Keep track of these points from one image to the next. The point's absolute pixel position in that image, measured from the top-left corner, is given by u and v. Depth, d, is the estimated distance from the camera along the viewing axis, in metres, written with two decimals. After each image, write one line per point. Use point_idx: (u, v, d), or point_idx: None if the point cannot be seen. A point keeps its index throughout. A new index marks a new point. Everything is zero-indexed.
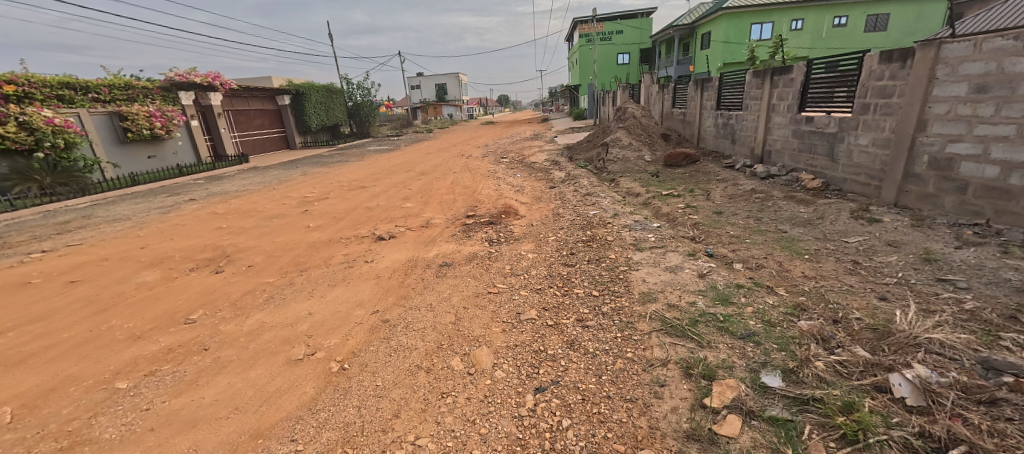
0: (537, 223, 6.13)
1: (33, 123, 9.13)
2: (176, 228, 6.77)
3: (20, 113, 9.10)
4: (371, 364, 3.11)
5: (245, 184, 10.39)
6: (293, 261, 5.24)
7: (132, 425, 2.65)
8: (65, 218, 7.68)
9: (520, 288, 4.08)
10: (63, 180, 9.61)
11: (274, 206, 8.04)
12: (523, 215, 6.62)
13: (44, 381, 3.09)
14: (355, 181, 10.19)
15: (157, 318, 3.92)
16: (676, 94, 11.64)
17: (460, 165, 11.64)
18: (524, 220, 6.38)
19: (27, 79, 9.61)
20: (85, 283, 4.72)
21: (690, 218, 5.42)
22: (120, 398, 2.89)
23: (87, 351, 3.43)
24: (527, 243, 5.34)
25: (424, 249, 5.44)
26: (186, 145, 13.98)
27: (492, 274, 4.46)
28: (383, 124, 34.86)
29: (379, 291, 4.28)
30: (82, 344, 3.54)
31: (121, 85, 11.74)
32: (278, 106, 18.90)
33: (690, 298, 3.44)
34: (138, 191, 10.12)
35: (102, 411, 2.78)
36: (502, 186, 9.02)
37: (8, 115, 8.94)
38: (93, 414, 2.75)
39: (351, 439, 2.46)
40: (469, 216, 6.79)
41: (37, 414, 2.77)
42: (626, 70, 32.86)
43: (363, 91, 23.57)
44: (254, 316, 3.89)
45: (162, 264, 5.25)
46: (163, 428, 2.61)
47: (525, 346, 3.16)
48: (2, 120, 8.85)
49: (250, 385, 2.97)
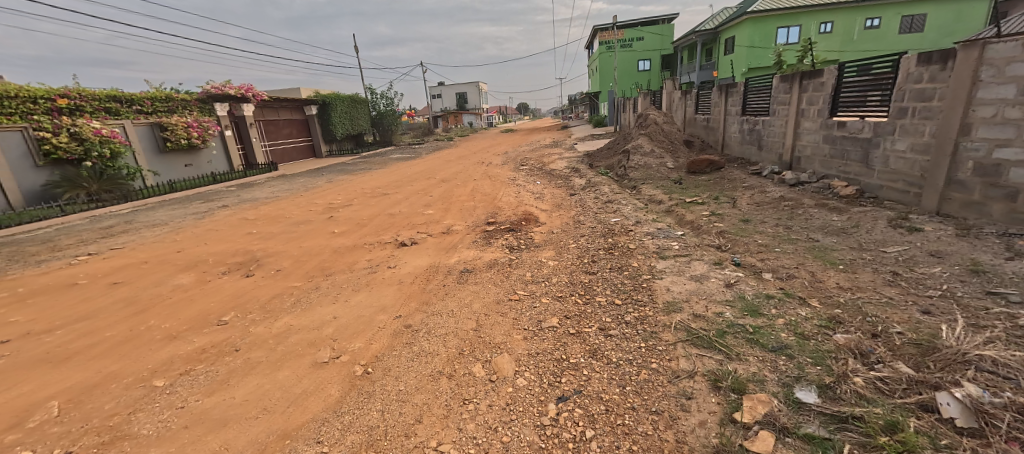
0: (557, 231, 6.10)
1: (83, 134, 9.74)
2: (211, 233, 7.03)
3: (72, 125, 9.76)
4: (394, 368, 3.14)
5: (274, 191, 10.69)
6: (319, 266, 5.36)
7: (168, 422, 2.73)
8: (109, 223, 8.08)
9: (541, 296, 4.05)
10: (109, 187, 10.06)
11: (301, 213, 8.28)
12: (544, 222, 6.62)
13: (87, 378, 3.23)
14: (378, 188, 10.36)
15: (191, 319, 4.06)
16: (699, 100, 11.47)
17: (479, 173, 11.72)
18: (545, 227, 6.37)
19: (77, 92, 10.29)
20: (126, 285, 4.94)
21: (715, 226, 5.29)
22: (156, 396, 2.99)
23: (127, 350, 3.58)
24: (548, 250, 5.32)
25: (444, 255, 5.49)
26: (220, 154, 14.51)
27: (513, 281, 4.45)
28: (405, 131, 35.53)
29: (401, 297, 4.33)
30: (123, 343, 3.70)
31: (162, 98, 12.39)
32: (306, 116, 19.50)
33: (717, 308, 3.34)
34: (176, 197, 10.58)
35: (141, 407, 2.89)
36: (522, 193, 9.04)
37: (61, 127, 9.65)
38: (132, 410, 2.86)
39: (375, 443, 2.47)
40: (490, 223, 6.82)
41: (81, 409, 2.89)
42: (647, 75, 32.58)
43: (387, 100, 24.06)
44: (282, 319, 3.98)
45: (196, 267, 5.45)
46: (196, 426, 2.69)
47: (547, 354, 3.13)
48: (56, 131, 9.58)
49: (277, 386, 3.03)
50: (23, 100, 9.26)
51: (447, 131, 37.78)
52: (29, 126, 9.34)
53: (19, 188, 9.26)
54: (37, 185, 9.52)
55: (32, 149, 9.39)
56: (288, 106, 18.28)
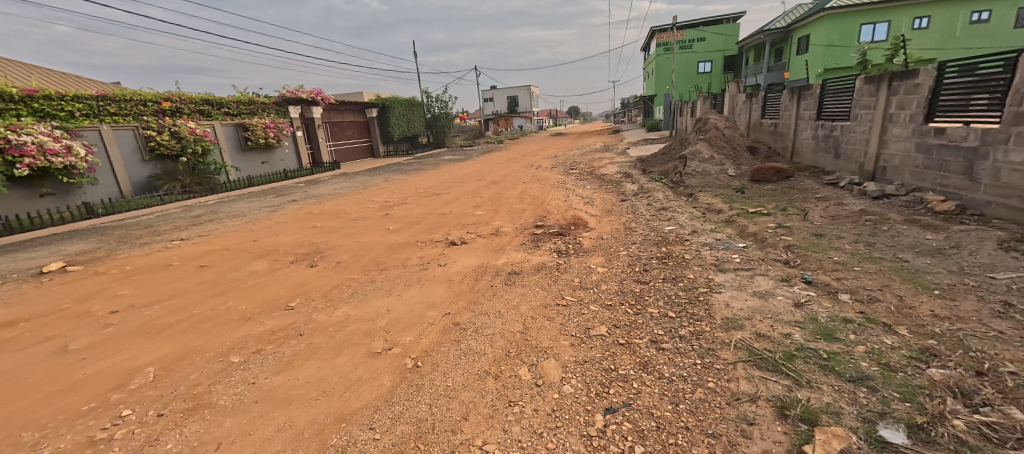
0: (608, 237, 5.97)
1: (181, 133, 11.11)
2: (281, 225, 7.59)
3: (173, 125, 11.12)
4: (443, 364, 3.21)
5: (337, 188, 11.35)
6: (375, 260, 5.61)
7: (242, 396, 2.97)
8: (198, 212, 8.96)
9: (590, 303, 3.97)
10: (199, 180, 11.08)
11: (360, 209, 8.72)
12: (594, 227, 6.50)
13: (177, 349, 3.59)
14: (430, 188, 10.68)
15: (263, 303, 4.40)
16: (766, 103, 10.78)
17: (529, 176, 11.74)
18: (594, 232, 6.25)
19: (179, 96, 11.57)
20: (210, 269, 5.45)
21: (782, 239, 4.92)
22: (233, 371, 3.26)
23: (209, 327, 3.94)
24: (597, 256, 5.22)
25: (492, 256, 5.54)
26: (292, 152, 15.62)
27: (561, 286, 4.40)
28: (457, 134, 36.35)
29: (450, 294, 4.42)
30: (207, 320, 4.08)
31: (246, 101, 13.62)
32: (367, 118, 20.49)
33: (785, 329, 3.10)
34: (253, 191, 11.53)
35: (219, 380, 3.16)
36: (571, 197, 8.93)
37: (165, 126, 10.98)
38: (212, 382, 3.13)
39: (423, 436, 2.54)
40: (537, 227, 6.80)
41: (172, 376, 3.22)
42: (708, 78, 31.13)
43: (442, 104, 24.79)
44: (341, 308, 4.21)
45: (269, 255, 5.91)
46: (264, 402, 2.90)
47: (594, 363, 3.06)
48: (160, 131, 10.90)
49: (335, 371, 3.20)
50: (136, 103, 10.55)
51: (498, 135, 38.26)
52: (140, 126, 10.62)
53: (130, 179, 10.53)
54: (142, 177, 10.77)
55: (141, 146, 10.66)
56: (352, 108, 19.37)
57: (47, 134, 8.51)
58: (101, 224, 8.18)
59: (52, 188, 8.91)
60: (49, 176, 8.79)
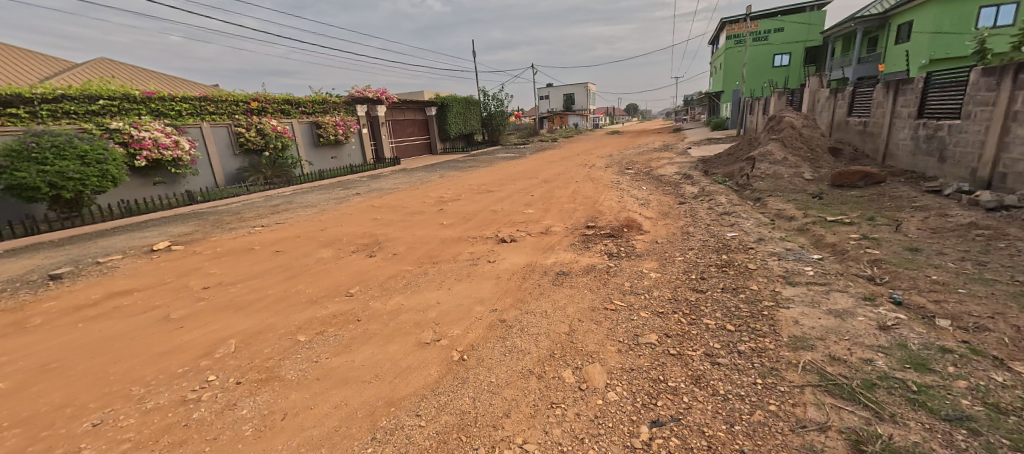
0: (663, 241, 5.69)
1: (266, 130, 12.12)
2: (345, 216, 8.07)
3: (259, 123, 12.14)
4: (488, 359, 3.21)
5: (396, 183, 11.80)
6: (427, 254, 5.80)
7: (306, 372, 3.24)
8: (276, 202, 9.68)
9: (640, 309, 3.78)
10: (278, 173, 11.94)
11: (416, 204, 9.01)
12: (647, 231, 6.22)
13: (254, 325, 4.03)
14: (483, 185, 10.78)
15: (327, 288, 4.80)
16: (853, 99, 9.73)
17: (582, 174, 11.55)
18: (648, 235, 6.00)
19: (265, 96, 12.62)
20: (283, 254, 6.12)
21: (866, 253, 4.40)
22: (299, 349, 3.57)
23: (281, 307, 4.40)
24: (650, 260, 5.00)
25: (541, 255, 5.47)
26: (358, 148, 16.46)
27: (610, 290, 4.24)
28: (512, 132, 36.60)
29: (498, 291, 4.43)
30: (279, 300, 4.57)
31: (320, 100, 14.52)
32: (426, 116, 21.14)
33: (866, 354, 2.77)
34: (324, 184, 12.26)
35: (288, 355, 3.48)
36: (626, 198, 8.66)
37: (253, 124, 12.01)
38: (281, 357, 3.46)
39: (465, 427, 2.56)
40: (589, 227, 6.64)
41: (249, 349, 3.60)
42: (784, 72, 28.93)
43: (498, 102, 24.97)
44: (395, 298, 4.44)
45: (333, 244, 6.46)
46: (325, 380, 3.13)
47: (642, 372, 2.90)
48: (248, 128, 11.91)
49: (387, 358, 3.34)
50: (230, 103, 11.64)
51: (553, 132, 38.06)
52: (234, 123, 11.64)
53: (224, 171, 11.56)
54: (233, 169, 11.78)
55: (233, 141, 11.68)
56: (412, 107, 20.06)
57: (161, 131, 9.63)
58: (199, 210, 9.02)
59: (162, 177, 10.06)
60: (161, 167, 9.96)
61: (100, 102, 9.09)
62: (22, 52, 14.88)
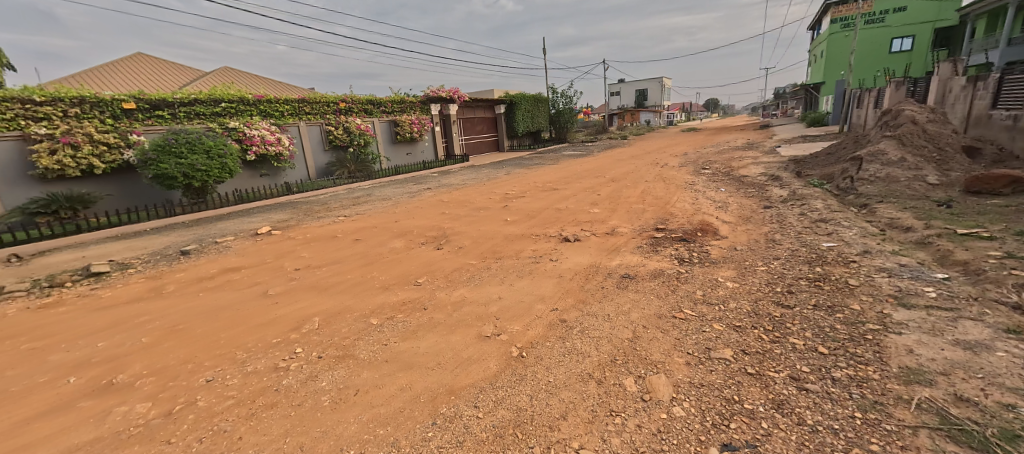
0: (743, 249, 5.17)
1: (351, 128, 13.05)
2: (416, 209, 8.44)
3: (346, 122, 13.11)
4: (546, 358, 3.16)
5: (464, 179, 12.10)
6: (492, 249, 5.87)
7: (377, 353, 3.43)
8: (357, 194, 10.39)
9: (713, 321, 3.47)
10: (359, 168, 12.80)
11: (482, 199, 9.16)
12: (725, 236, 5.73)
13: (333, 306, 4.38)
14: (548, 183, 10.65)
15: (397, 277, 5.07)
16: (1000, 88, 8.11)
17: (653, 174, 10.98)
18: (726, 241, 5.52)
19: (351, 97, 13.57)
20: (362, 243, 6.59)
21: (1011, 274, 3.63)
22: (371, 331, 3.80)
23: (356, 291, 4.73)
24: (727, 268, 4.58)
25: (607, 256, 5.28)
26: (430, 145, 17.13)
27: (680, 297, 3.95)
28: (579, 130, 35.86)
29: (559, 290, 4.33)
30: (356, 285, 4.93)
31: (398, 100, 15.28)
32: (495, 115, 21.42)
33: (1006, 398, 2.28)
34: (400, 178, 12.90)
35: (362, 336, 3.71)
36: (701, 200, 8.08)
37: (340, 123, 13.01)
38: (356, 337, 3.70)
39: (520, 425, 2.53)
40: (659, 229, 6.29)
41: (330, 327, 3.91)
42: (905, 58, 25.10)
43: (566, 99, 24.57)
44: (459, 289, 4.57)
45: (405, 235, 6.80)
46: (391, 362, 3.28)
47: (713, 390, 2.66)
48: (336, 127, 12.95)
49: (449, 347, 3.42)
50: (323, 105, 12.63)
51: (623, 130, 36.70)
52: (325, 122, 12.70)
53: (315, 165, 12.67)
54: (322, 164, 12.87)
55: (324, 138, 12.76)
56: (482, 105, 20.44)
57: (267, 130, 10.80)
58: (294, 200, 9.99)
59: (267, 169, 11.31)
60: (266, 161, 11.16)
61: (222, 104, 10.28)
62: (163, 62, 17.44)
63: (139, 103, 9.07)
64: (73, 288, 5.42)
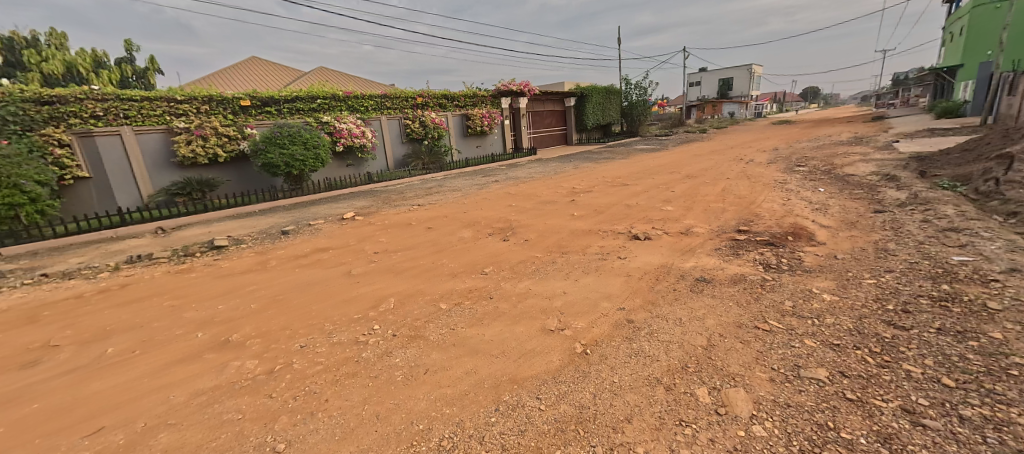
0: (845, 257, 4.59)
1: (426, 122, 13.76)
2: (485, 200, 8.70)
3: (422, 116, 13.84)
4: (612, 358, 3.17)
5: (532, 172, 12.17)
6: (557, 243, 5.90)
7: (445, 336, 3.66)
8: (429, 185, 10.95)
9: (804, 336, 3.20)
10: (432, 160, 13.49)
11: (549, 193, 9.16)
12: (822, 242, 5.16)
13: (407, 289, 4.73)
14: (618, 178, 10.32)
15: (466, 265, 5.31)
16: None
17: (734, 171, 10.11)
18: (822, 248, 4.96)
19: (428, 92, 14.25)
20: (433, 231, 6.95)
21: None
22: (440, 315, 4.06)
23: (428, 276, 5.05)
24: (824, 278, 4.14)
25: (680, 257, 5.07)
26: (499, 138, 17.43)
27: (765, 307, 3.68)
28: (655, 123, 33.98)
29: (628, 289, 4.30)
30: (428, 270, 5.25)
31: (471, 94, 15.75)
32: (564, 108, 21.12)
33: None
34: (469, 170, 13.34)
35: (432, 319, 3.98)
36: (792, 201, 7.30)
37: (416, 117, 13.76)
38: (427, 319, 3.98)
39: (583, 422, 2.58)
40: (741, 231, 5.84)
41: (404, 308, 4.24)
42: None
43: (640, 91, 23.39)
44: (525, 281, 4.70)
45: (474, 225, 7.06)
46: (458, 347, 3.48)
47: (802, 411, 2.48)
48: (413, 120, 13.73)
49: (513, 337, 3.56)
50: (402, 100, 13.42)
51: (705, 123, 34.09)
52: (403, 116, 13.54)
53: (394, 157, 13.58)
54: (399, 155, 13.75)
55: (401, 131, 13.62)
56: (552, 98, 20.28)
57: (354, 124, 11.75)
58: (373, 188, 10.85)
59: (352, 160, 12.36)
60: (352, 152, 12.21)
61: (317, 101, 11.40)
62: (270, 63, 19.67)
63: (253, 101, 10.40)
64: (199, 258, 6.45)
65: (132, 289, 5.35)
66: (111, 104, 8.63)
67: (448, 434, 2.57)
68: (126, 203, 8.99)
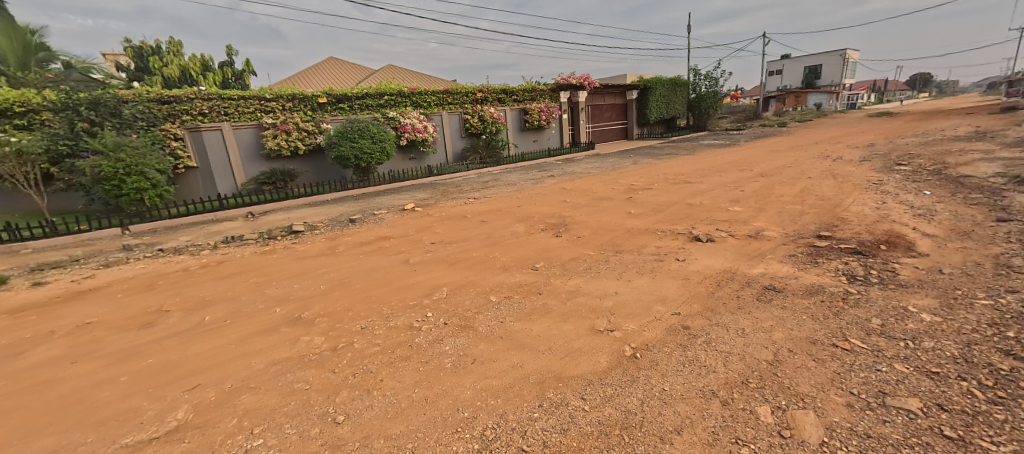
0: (953, 272, 3.96)
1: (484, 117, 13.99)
2: (540, 195, 8.67)
3: (481, 111, 14.07)
4: (663, 365, 3.03)
5: (589, 167, 11.89)
6: (611, 242, 5.73)
7: (494, 329, 3.73)
8: (485, 178, 11.15)
9: (894, 360, 2.82)
10: (488, 154, 13.70)
11: (605, 189, 8.90)
12: (925, 253, 4.48)
13: (459, 280, 4.88)
14: (682, 175, 9.74)
15: (517, 260, 5.35)
16: None
17: (815, 169, 9.10)
18: (922, 260, 4.32)
19: (487, 87, 14.44)
20: (487, 224, 7.08)
21: None
22: (490, 307, 4.13)
23: (480, 269, 5.16)
24: (925, 295, 3.61)
25: (747, 262, 4.69)
26: (556, 133, 17.23)
27: (846, 323, 3.29)
28: (727, 116, 31.50)
29: (685, 293, 4.08)
30: (480, 262, 5.37)
31: (529, 88, 15.72)
32: (626, 101, 20.33)
33: None
34: (524, 165, 13.36)
35: (482, 311, 4.07)
36: (887, 204, 6.42)
37: (475, 112, 14.03)
38: (477, 311, 4.08)
39: (628, 428, 2.50)
40: (821, 237, 5.26)
41: (456, 298, 4.39)
42: None
43: (710, 82, 21.68)
44: (575, 279, 4.63)
45: (528, 220, 7.08)
46: (506, 340, 3.53)
47: (886, 445, 2.19)
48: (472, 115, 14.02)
49: (561, 335, 3.53)
50: (462, 95, 13.75)
51: (786, 115, 30.96)
52: (463, 111, 13.87)
53: (452, 150, 13.99)
54: (458, 149, 14.12)
55: (461, 126, 13.98)
56: (613, 91, 19.61)
57: (417, 119, 12.25)
58: (433, 181, 11.27)
59: (414, 153, 12.93)
60: (414, 146, 12.76)
61: (385, 97, 12.04)
62: (344, 63, 21.06)
63: (329, 98, 11.21)
64: (279, 241, 7.16)
65: (227, 265, 6.09)
66: (213, 102, 9.79)
67: (491, 424, 2.61)
68: (224, 189, 10.16)
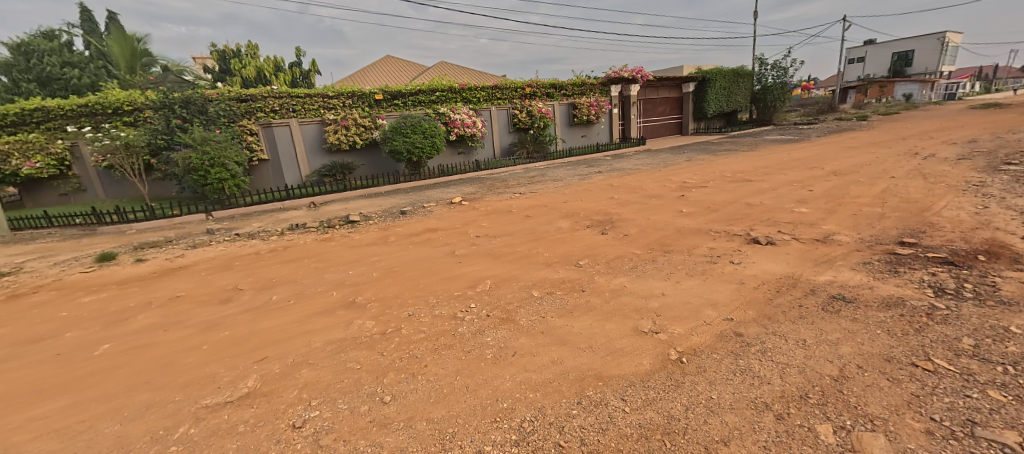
0: None
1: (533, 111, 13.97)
2: (587, 192, 8.51)
3: (530, 105, 14.06)
4: (711, 372, 2.87)
5: (638, 163, 11.48)
6: (660, 241, 5.50)
7: (535, 323, 3.72)
8: (532, 173, 11.15)
9: (990, 386, 2.46)
10: (535, 149, 13.67)
11: (655, 186, 8.56)
12: None
13: (502, 273, 4.92)
14: (741, 173, 9.12)
15: (561, 256, 5.30)
16: None
17: (898, 168, 8.13)
18: None
19: (537, 82, 14.37)
20: (532, 219, 7.08)
21: None
22: (531, 302, 4.13)
23: (524, 263, 5.18)
24: None
25: (813, 269, 4.29)
26: (605, 128, 16.78)
27: (930, 341, 2.92)
28: (796, 109, 29.00)
29: (739, 299, 3.82)
30: (524, 257, 5.39)
31: (579, 83, 15.45)
32: (682, 94, 19.34)
33: None
34: (571, 160, 13.19)
35: (523, 305, 4.08)
36: (989, 208, 5.60)
37: (524, 107, 14.04)
38: (518, 304, 4.10)
39: (670, 433, 2.39)
40: (904, 243, 4.71)
41: (498, 291, 4.43)
42: None
43: (777, 72, 20.03)
44: (619, 278, 4.50)
45: (574, 216, 6.98)
46: (546, 335, 3.51)
47: None
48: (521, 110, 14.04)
49: (603, 334, 3.45)
50: (511, 90, 13.81)
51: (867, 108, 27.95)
52: (511, 106, 13.94)
53: (500, 145, 14.11)
54: (506, 144, 14.21)
55: (510, 121, 14.06)
56: (669, 83, 18.75)
57: (467, 114, 12.48)
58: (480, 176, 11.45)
59: (463, 148, 13.20)
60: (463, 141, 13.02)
61: (436, 93, 12.46)
62: (400, 61, 21.88)
63: (385, 95, 11.76)
64: (337, 229, 7.64)
65: (294, 250, 6.59)
66: (284, 100, 10.62)
67: (529, 417, 2.61)
68: (291, 181, 11.01)
